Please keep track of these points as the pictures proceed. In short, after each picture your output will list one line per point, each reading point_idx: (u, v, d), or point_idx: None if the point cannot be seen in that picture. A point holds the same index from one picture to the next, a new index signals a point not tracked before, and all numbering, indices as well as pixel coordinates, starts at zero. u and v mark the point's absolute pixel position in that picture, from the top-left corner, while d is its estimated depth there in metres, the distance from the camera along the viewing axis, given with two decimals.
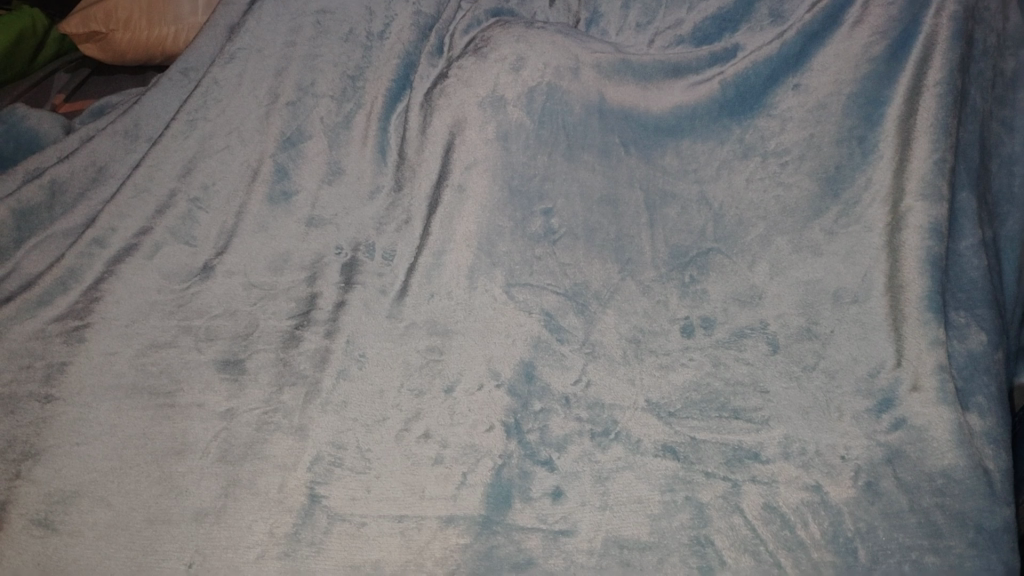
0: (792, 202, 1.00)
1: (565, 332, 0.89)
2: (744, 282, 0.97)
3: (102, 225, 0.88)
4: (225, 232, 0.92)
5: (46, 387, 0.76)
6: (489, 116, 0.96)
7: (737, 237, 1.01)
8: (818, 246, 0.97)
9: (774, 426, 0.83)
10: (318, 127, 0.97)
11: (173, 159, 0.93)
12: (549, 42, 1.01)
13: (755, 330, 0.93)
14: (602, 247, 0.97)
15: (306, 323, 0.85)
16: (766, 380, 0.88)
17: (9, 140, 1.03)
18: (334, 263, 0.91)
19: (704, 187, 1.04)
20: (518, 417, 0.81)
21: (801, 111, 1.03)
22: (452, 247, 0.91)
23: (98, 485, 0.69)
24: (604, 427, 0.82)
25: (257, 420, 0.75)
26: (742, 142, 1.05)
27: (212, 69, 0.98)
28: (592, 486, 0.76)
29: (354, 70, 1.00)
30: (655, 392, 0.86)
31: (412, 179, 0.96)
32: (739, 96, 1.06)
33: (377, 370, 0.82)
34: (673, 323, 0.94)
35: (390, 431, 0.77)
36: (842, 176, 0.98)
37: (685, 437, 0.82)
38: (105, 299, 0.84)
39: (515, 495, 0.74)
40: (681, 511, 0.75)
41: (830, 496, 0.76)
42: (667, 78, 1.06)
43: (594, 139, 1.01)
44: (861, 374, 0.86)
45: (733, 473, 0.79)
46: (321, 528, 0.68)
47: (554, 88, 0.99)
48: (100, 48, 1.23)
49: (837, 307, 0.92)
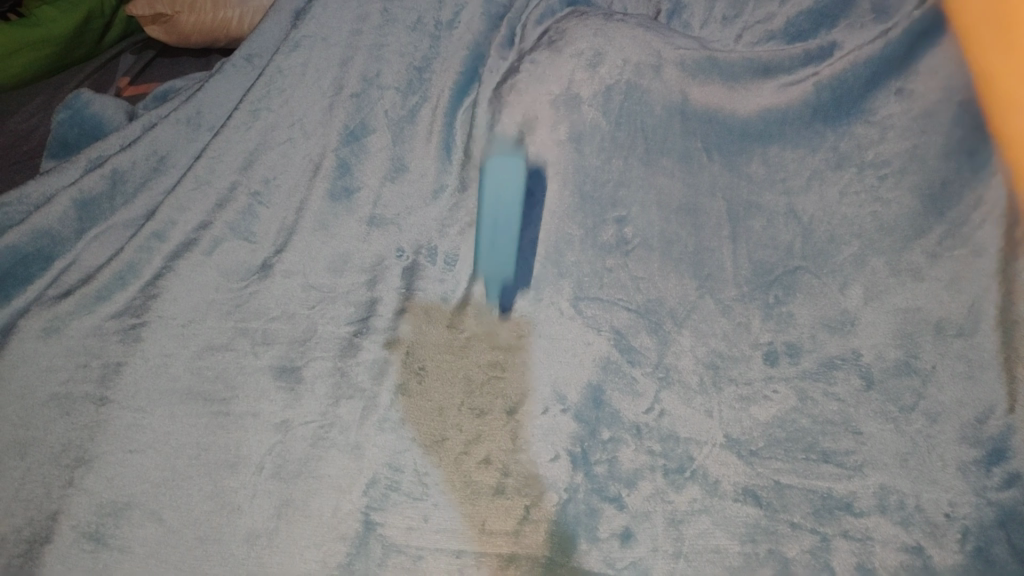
0: (890, 219, 0.88)
1: (637, 354, 0.82)
2: (835, 305, 0.85)
3: (161, 218, 0.85)
4: (284, 229, 0.88)
5: (102, 388, 0.74)
6: (563, 116, 0.89)
7: (828, 254, 0.88)
8: (918, 270, 0.84)
9: (869, 473, 0.73)
10: (383, 121, 0.92)
11: (235, 150, 0.89)
12: (629, 37, 0.92)
13: (848, 361, 0.81)
14: (678, 260, 0.88)
15: (364, 330, 0.81)
16: (859, 419, 0.77)
17: (73, 126, 1.01)
18: (395, 267, 0.86)
19: (793, 199, 0.92)
20: (585, 446, 0.75)
21: (905, 119, 0.90)
22: (517, 253, 0.86)
23: (150, 498, 0.68)
24: (679, 464, 0.74)
25: (313, 434, 0.73)
26: (836, 151, 0.93)
27: (276, 58, 0.93)
28: (665, 530, 0.70)
29: (421, 61, 0.95)
30: (735, 426, 0.77)
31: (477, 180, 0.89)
32: (837, 100, 0.93)
33: (439, 385, 0.77)
34: (756, 348, 0.83)
35: (449, 454, 0.73)
36: (949, 193, 0.85)
37: (769, 481, 0.73)
38: (163, 296, 0.81)
39: (581, 534, 0.69)
40: (764, 566, 0.68)
41: (935, 562, 0.68)
42: (756, 78, 0.96)
43: (673, 143, 0.93)
44: (967, 419, 0.75)
45: (823, 526, 0.70)
46: (375, 559, 0.66)
47: (634, 87, 0.91)
48: (166, 31, 1.22)
49: (940, 340, 0.80)
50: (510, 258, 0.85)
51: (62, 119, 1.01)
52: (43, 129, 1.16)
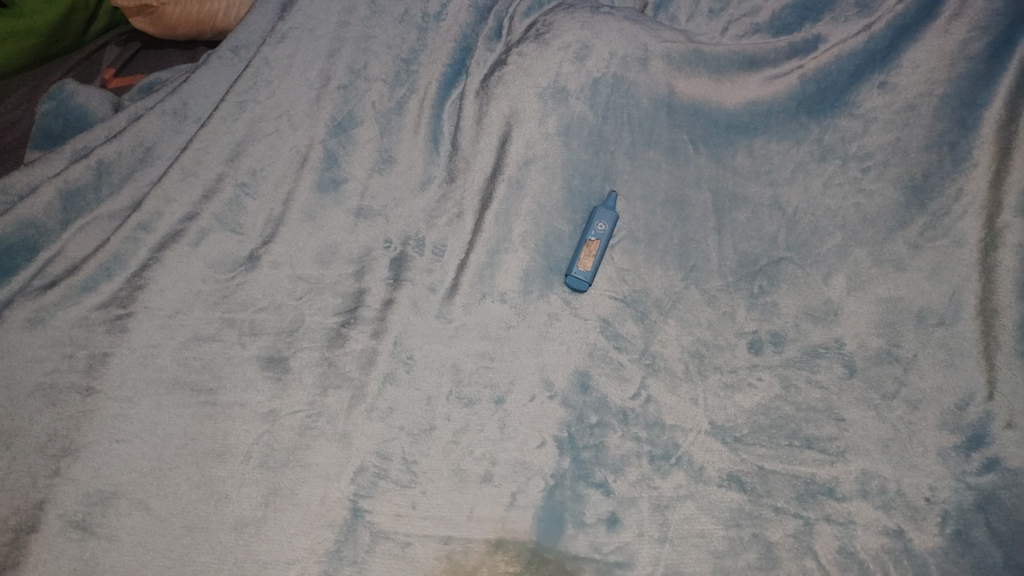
0: (873, 210, 0.89)
1: (623, 340, 0.83)
2: (818, 295, 0.86)
3: (148, 209, 0.85)
4: (272, 221, 0.88)
5: (88, 378, 0.74)
6: (550, 108, 0.90)
7: (812, 245, 0.89)
8: (901, 260, 0.85)
9: (851, 459, 0.74)
10: (371, 113, 0.92)
11: (222, 142, 0.89)
12: (616, 29, 0.93)
13: (830, 349, 0.82)
14: (664, 251, 0.89)
15: (352, 320, 0.80)
16: (841, 406, 0.78)
17: (58, 117, 1.01)
18: (382, 258, 0.86)
19: (778, 191, 0.93)
20: (573, 432, 0.76)
21: (888, 112, 0.93)
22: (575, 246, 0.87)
23: (137, 487, 0.68)
24: (664, 450, 0.75)
25: (301, 423, 0.73)
26: (820, 143, 0.94)
27: (263, 49, 0.93)
28: (651, 515, 0.71)
29: (408, 53, 0.95)
30: (719, 413, 0.78)
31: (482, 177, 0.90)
32: (820, 92, 0.96)
33: (427, 374, 0.78)
34: (740, 337, 0.84)
35: (438, 443, 0.73)
36: (929, 185, 0.87)
37: (753, 467, 0.74)
38: (150, 288, 0.81)
39: (568, 520, 0.71)
40: (748, 550, 0.69)
41: (915, 545, 0.69)
42: (741, 70, 0.97)
43: (660, 135, 0.93)
44: (947, 406, 0.77)
45: (806, 510, 0.72)
46: (364, 546, 0.67)
47: (621, 79, 0.92)
48: (151, 22, 1.19)
49: (921, 329, 0.81)
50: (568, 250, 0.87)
51: (46, 110, 1.01)
52: (27, 120, 1.15)
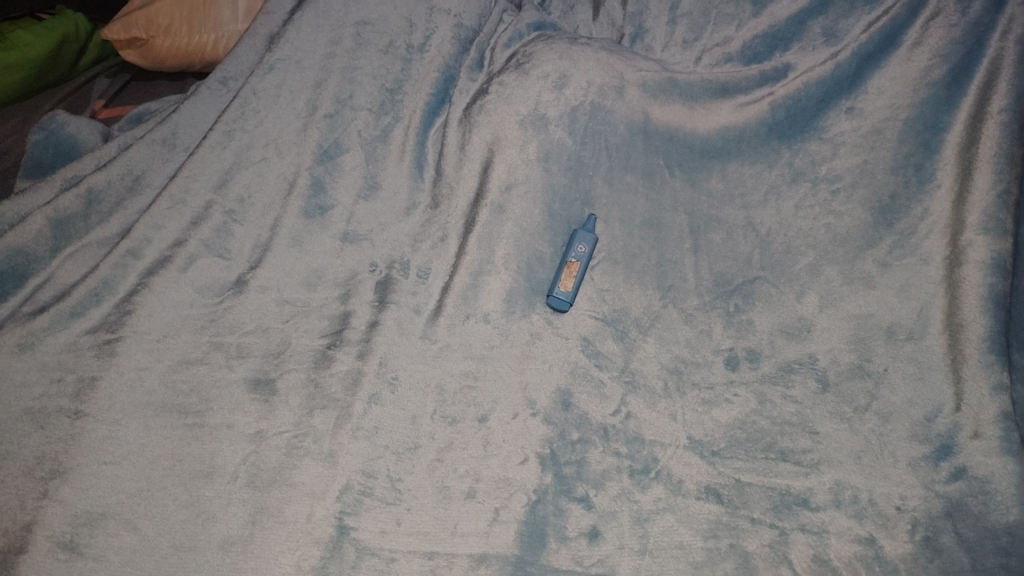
0: (843, 230, 0.93)
1: (604, 358, 0.85)
2: (792, 313, 0.89)
3: (138, 235, 0.87)
4: (259, 245, 0.90)
5: (76, 402, 0.75)
6: (531, 134, 0.94)
7: (785, 265, 0.93)
8: (870, 278, 0.89)
9: (824, 470, 0.77)
10: (356, 141, 0.96)
11: (210, 170, 0.92)
12: (593, 59, 0.97)
13: (804, 365, 0.85)
14: (643, 272, 0.93)
15: (338, 342, 0.82)
16: (814, 420, 0.81)
17: (48, 147, 1.03)
18: (368, 281, 0.88)
19: (751, 213, 0.97)
20: (555, 447, 0.78)
21: (854, 136, 0.97)
22: (558, 262, 0.90)
23: (124, 507, 0.69)
24: (644, 464, 0.78)
25: (287, 444, 0.74)
26: (791, 167, 0.99)
27: (252, 79, 0.97)
28: (631, 528, 0.73)
29: (393, 82, 0.99)
30: (697, 428, 0.81)
31: (467, 199, 0.93)
32: (789, 118, 1.00)
33: (411, 394, 0.80)
34: (716, 354, 0.87)
35: (422, 460, 0.75)
36: (896, 206, 0.92)
37: (729, 479, 0.77)
38: (139, 312, 0.82)
39: (550, 533, 0.72)
40: (725, 560, 0.71)
41: (886, 552, 0.72)
42: (714, 97, 1.02)
43: (638, 159, 0.97)
44: (916, 418, 0.80)
45: (781, 520, 0.74)
46: (350, 563, 0.68)
47: (599, 107, 0.96)
48: (141, 53, 1.23)
49: (891, 343, 0.85)
50: (552, 267, 0.90)
51: (36, 140, 1.03)
52: (17, 150, 1.16)
